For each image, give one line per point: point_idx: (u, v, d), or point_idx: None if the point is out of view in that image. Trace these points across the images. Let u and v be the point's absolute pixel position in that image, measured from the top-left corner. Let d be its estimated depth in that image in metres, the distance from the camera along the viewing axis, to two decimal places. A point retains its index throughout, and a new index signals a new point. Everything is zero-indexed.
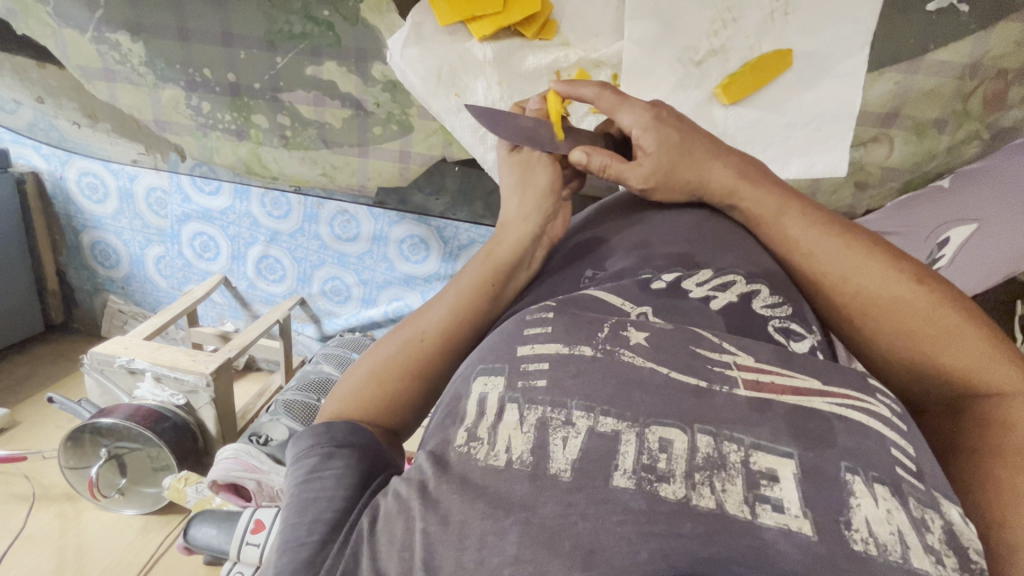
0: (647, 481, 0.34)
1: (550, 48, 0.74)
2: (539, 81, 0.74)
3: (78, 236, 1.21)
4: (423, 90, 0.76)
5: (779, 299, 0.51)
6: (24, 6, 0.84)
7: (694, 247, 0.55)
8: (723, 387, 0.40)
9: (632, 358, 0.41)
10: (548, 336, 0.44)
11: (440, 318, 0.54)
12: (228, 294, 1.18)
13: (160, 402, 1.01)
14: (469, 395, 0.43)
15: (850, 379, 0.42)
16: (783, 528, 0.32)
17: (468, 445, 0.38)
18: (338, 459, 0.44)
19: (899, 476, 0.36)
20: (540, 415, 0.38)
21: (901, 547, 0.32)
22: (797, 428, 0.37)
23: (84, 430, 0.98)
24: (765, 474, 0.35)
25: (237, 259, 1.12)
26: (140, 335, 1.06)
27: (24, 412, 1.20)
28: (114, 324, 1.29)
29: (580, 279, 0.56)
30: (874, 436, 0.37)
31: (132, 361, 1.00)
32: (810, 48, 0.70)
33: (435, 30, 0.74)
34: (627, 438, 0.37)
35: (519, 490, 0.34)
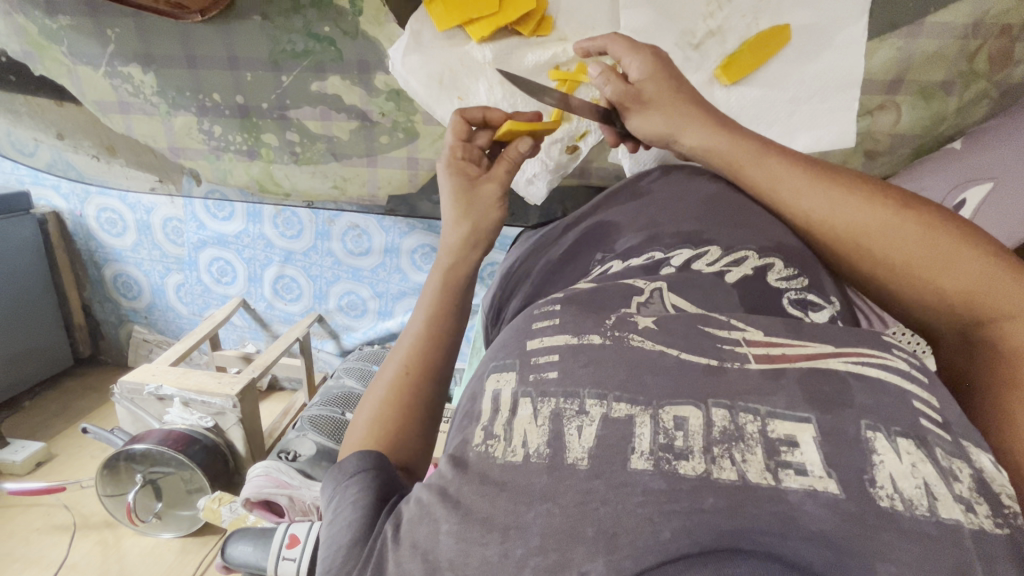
0: (666, 461, 0.34)
1: (548, 44, 0.73)
2: (540, 78, 0.74)
3: (100, 270, 1.25)
4: (426, 96, 0.78)
5: (795, 271, 0.50)
6: (40, 48, 0.87)
7: (703, 225, 0.54)
8: (734, 363, 0.40)
9: (642, 342, 0.42)
10: (555, 327, 0.45)
11: (412, 347, 0.55)
12: (248, 316, 1.21)
13: (190, 425, 1.03)
14: (482, 393, 0.44)
15: (862, 337, 0.42)
16: (809, 488, 0.32)
17: (485, 444, 0.39)
18: (356, 484, 0.43)
19: (922, 430, 0.35)
20: (553, 407, 0.39)
21: (927, 500, 0.32)
22: (811, 393, 0.37)
23: (120, 457, 1.01)
24: (784, 440, 0.35)
25: (253, 281, 1.15)
26: (167, 361, 1.08)
27: (60, 444, 1.23)
28: (140, 353, 1.32)
29: (590, 263, 0.56)
30: (891, 390, 0.37)
31: (160, 387, 1.02)
32: (808, 21, 0.70)
33: (432, 36, 0.74)
34: (641, 420, 0.37)
35: (539, 480, 0.35)
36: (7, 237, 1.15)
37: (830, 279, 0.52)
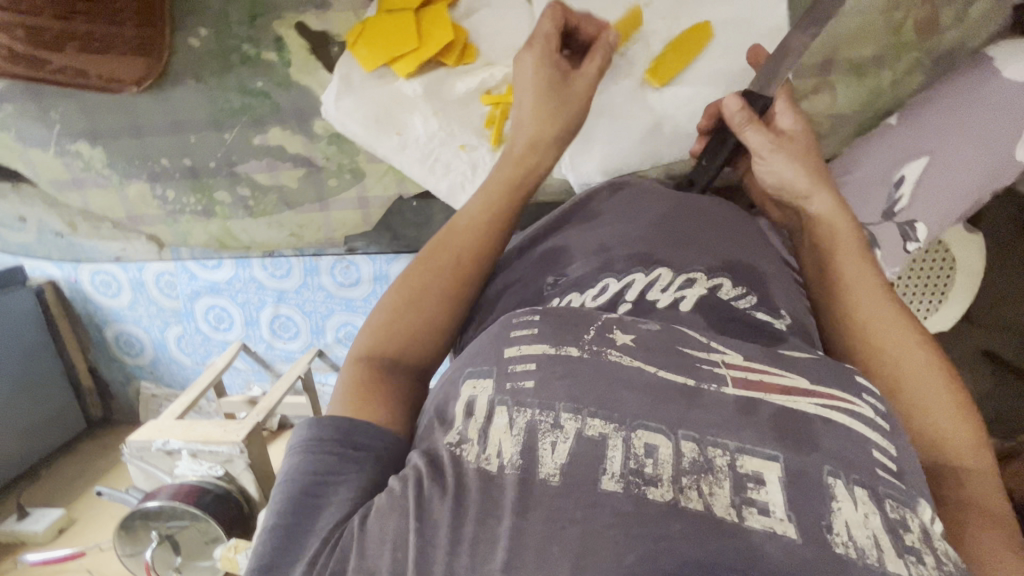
0: (635, 484, 0.33)
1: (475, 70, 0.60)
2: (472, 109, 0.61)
3: (102, 331, 1.26)
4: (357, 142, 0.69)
5: (742, 291, 0.48)
6: None
7: (652, 243, 0.51)
8: (712, 387, 0.39)
9: (619, 358, 0.40)
10: (533, 336, 0.43)
11: (428, 291, 0.50)
12: (250, 358, 1.21)
13: (201, 476, 1.03)
14: (458, 396, 0.43)
15: (839, 380, 0.40)
16: (770, 530, 0.31)
17: (457, 447, 0.38)
18: (337, 473, 0.39)
19: (878, 480, 0.35)
20: (528, 418, 0.37)
21: (876, 550, 0.31)
22: (781, 432, 0.36)
23: (136, 514, 1.01)
24: (751, 477, 0.34)
25: (250, 324, 1.15)
26: (173, 414, 1.06)
27: (80, 506, 1.20)
28: (149, 409, 1.32)
29: (542, 289, 0.53)
30: (856, 440, 0.36)
31: (167, 442, 1.01)
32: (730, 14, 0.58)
33: None
34: (614, 442, 0.36)
35: (507, 497, 0.33)
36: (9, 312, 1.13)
37: (781, 286, 0.50)
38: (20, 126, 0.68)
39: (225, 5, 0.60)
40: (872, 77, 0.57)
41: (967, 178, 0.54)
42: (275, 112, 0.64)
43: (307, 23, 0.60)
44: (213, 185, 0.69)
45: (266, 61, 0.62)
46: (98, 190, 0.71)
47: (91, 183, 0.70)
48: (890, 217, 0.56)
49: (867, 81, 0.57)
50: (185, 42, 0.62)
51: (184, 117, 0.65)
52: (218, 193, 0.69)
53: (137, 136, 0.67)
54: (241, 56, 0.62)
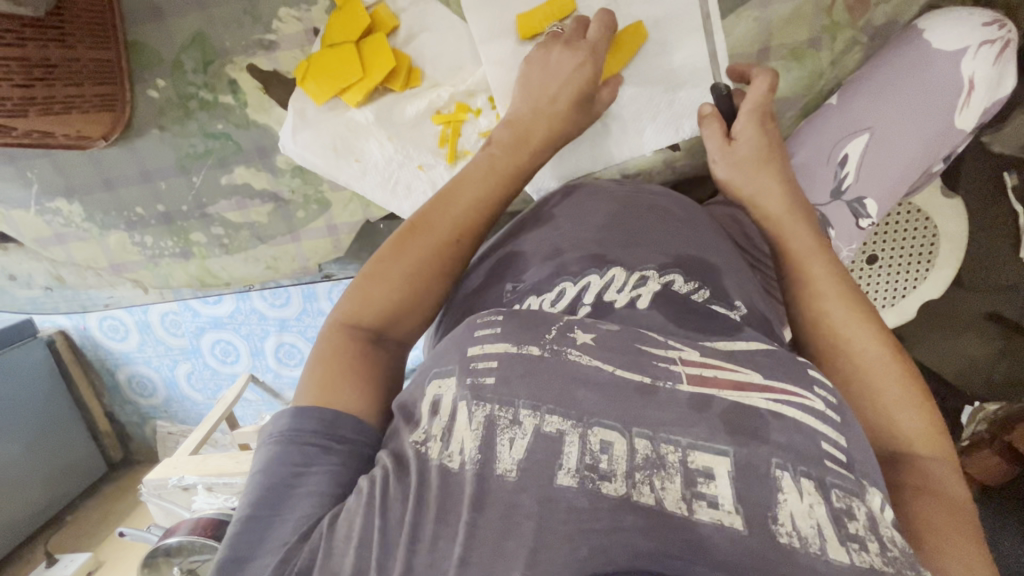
0: (590, 480, 0.31)
1: (421, 94, 0.61)
2: (422, 129, 0.63)
3: (114, 374, 1.22)
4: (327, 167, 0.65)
5: (695, 283, 0.47)
6: None
7: (603, 245, 0.51)
8: (666, 384, 0.35)
9: (580, 356, 0.37)
10: (497, 334, 0.38)
11: (428, 258, 0.47)
12: (259, 389, 1.21)
13: (218, 509, 1.01)
14: (423, 396, 0.39)
15: (788, 368, 0.39)
16: (718, 522, 0.30)
17: (422, 443, 0.35)
18: (316, 464, 0.37)
19: (827, 471, 0.33)
20: (487, 412, 0.34)
21: (819, 539, 0.30)
22: (732, 423, 0.34)
23: (155, 553, 0.93)
24: (702, 471, 0.32)
25: (256, 354, 1.09)
26: (186, 451, 1.08)
27: (107, 549, 1.22)
28: (168, 446, 1.30)
29: (503, 295, 0.51)
30: (803, 431, 0.35)
31: (183, 478, 1.03)
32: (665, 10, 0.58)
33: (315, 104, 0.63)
34: (570, 439, 0.33)
35: (466, 490, 0.32)
36: (19, 364, 1.12)
37: (733, 279, 0.50)
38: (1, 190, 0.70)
39: (178, 55, 0.62)
40: (810, 60, 0.58)
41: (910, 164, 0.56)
42: (238, 153, 0.66)
43: (258, 64, 0.62)
44: (189, 228, 0.71)
45: (223, 104, 0.64)
46: (80, 243, 0.73)
47: (73, 238, 0.73)
48: (840, 196, 0.58)
49: (807, 65, 0.58)
50: (143, 93, 0.64)
51: (152, 166, 0.68)
52: (195, 235, 0.72)
53: (110, 190, 0.70)
54: (199, 102, 0.64)
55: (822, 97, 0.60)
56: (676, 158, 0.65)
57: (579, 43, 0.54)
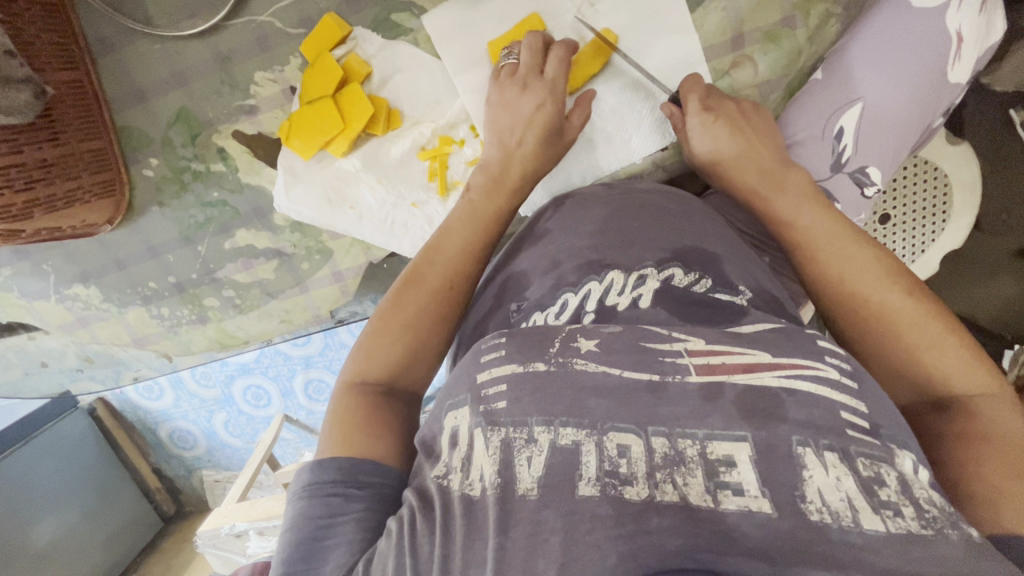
0: (612, 486, 0.30)
1: (405, 134, 0.62)
2: (411, 166, 0.63)
3: (155, 432, 1.22)
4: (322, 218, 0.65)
5: (694, 274, 0.46)
6: None
7: (600, 250, 0.50)
8: (675, 379, 0.34)
9: (584, 365, 0.36)
10: (502, 357, 0.38)
11: (419, 304, 0.49)
12: (295, 428, 1.23)
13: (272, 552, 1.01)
14: (441, 429, 0.39)
15: (799, 346, 0.37)
16: (745, 509, 0.29)
17: (444, 475, 0.35)
18: (343, 514, 0.36)
19: (849, 438, 0.32)
20: (502, 436, 0.33)
21: (851, 511, 0.29)
22: (746, 407, 0.33)
23: None
24: (722, 460, 0.31)
25: (287, 394, 1.09)
26: (234, 498, 1.06)
27: None
28: (217, 494, 1.32)
29: (508, 317, 0.50)
30: (822, 403, 0.33)
31: (234, 525, 1.01)
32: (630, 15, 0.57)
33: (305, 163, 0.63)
34: (587, 448, 0.32)
35: (490, 515, 0.30)
36: (66, 436, 1.15)
37: (735, 263, 0.50)
38: (21, 284, 0.73)
39: (166, 132, 0.64)
40: (787, 40, 0.57)
41: (904, 123, 0.54)
42: (237, 217, 0.68)
43: (242, 130, 0.63)
44: (201, 295, 0.73)
45: (216, 172, 0.65)
46: (102, 323, 0.76)
47: (94, 319, 0.76)
48: (840, 169, 0.56)
49: (785, 45, 0.57)
50: (139, 173, 0.66)
51: (157, 242, 0.70)
52: (207, 300, 0.73)
53: (122, 269, 0.72)
54: (192, 173, 0.65)
55: (805, 74, 0.58)
56: (665, 157, 0.64)
57: (536, 82, 0.54)
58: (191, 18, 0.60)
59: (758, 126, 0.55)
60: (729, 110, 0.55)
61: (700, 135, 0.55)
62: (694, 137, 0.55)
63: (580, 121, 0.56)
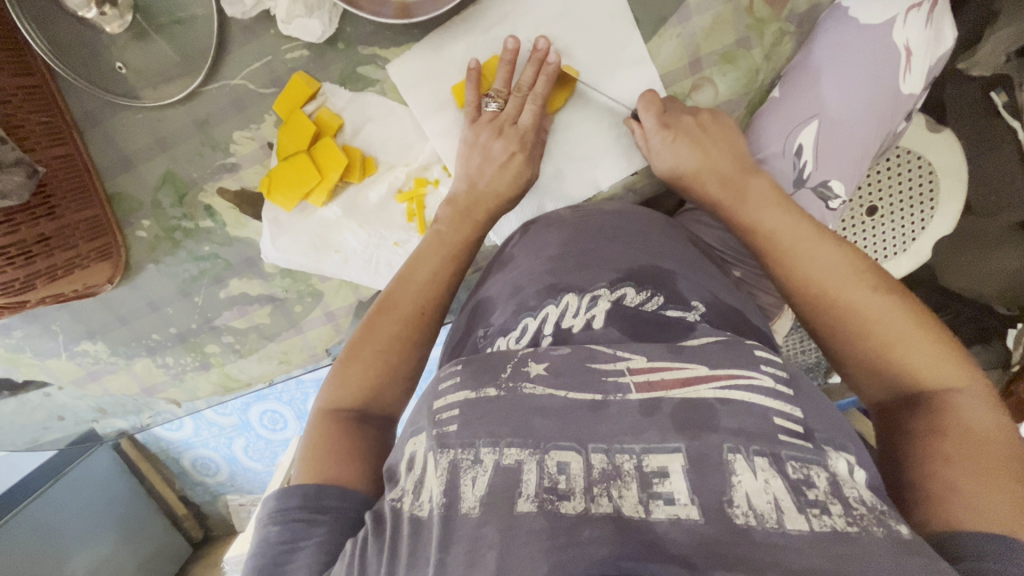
0: (549, 501, 0.33)
1: (381, 179, 0.64)
2: (390, 209, 0.65)
3: (177, 461, 1.24)
4: (310, 264, 0.68)
5: (648, 292, 0.48)
6: None
7: (558, 275, 0.51)
8: (616, 397, 0.39)
9: (533, 389, 0.40)
10: (457, 383, 0.42)
11: (392, 330, 0.51)
12: None
13: None
14: (402, 456, 0.41)
15: (738, 355, 0.41)
16: (674, 517, 0.32)
17: (398, 497, 0.38)
18: (305, 539, 0.38)
19: (779, 443, 0.35)
20: (450, 458, 0.37)
21: (776, 513, 0.31)
22: (681, 420, 0.36)
23: None
24: (656, 472, 0.34)
25: (303, 416, 1.12)
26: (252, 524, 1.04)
27: None
28: (241, 517, 1.36)
29: (477, 343, 0.51)
30: (755, 410, 0.37)
31: None
32: (587, 45, 0.58)
33: (291, 216, 0.66)
34: (528, 466, 0.36)
35: (434, 533, 0.33)
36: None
37: (690, 279, 0.51)
38: (34, 345, 0.76)
39: (155, 195, 0.67)
40: (744, 60, 0.58)
41: (858, 136, 0.57)
42: (228, 268, 0.70)
43: (226, 186, 0.66)
44: (202, 342, 0.75)
45: (205, 229, 0.68)
46: (111, 375, 0.79)
47: (104, 372, 0.79)
48: (803, 185, 0.57)
49: (741, 65, 0.58)
50: (133, 234, 0.68)
51: (156, 296, 0.72)
52: (208, 347, 0.76)
53: (125, 324, 0.75)
54: (183, 231, 0.68)
55: (763, 93, 0.60)
56: (636, 180, 0.65)
57: (511, 129, 0.58)
58: (167, 84, 0.62)
59: (716, 137, 0.55)
60: (687, 121, 0.56)
61: (660, 150, 0.55)
62: (656, 153, 0.56)
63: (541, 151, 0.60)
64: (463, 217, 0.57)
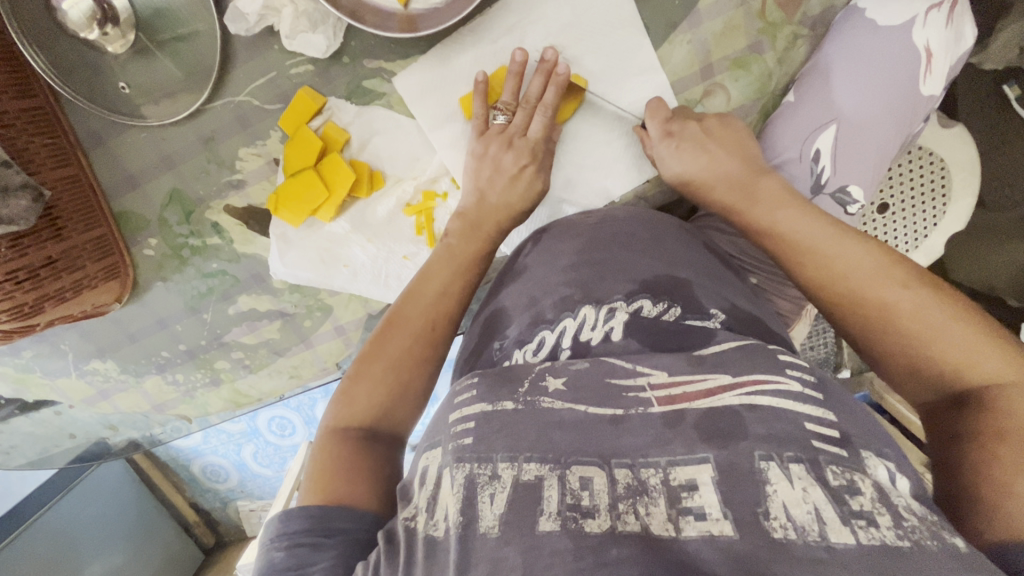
0: (572, 519, 0.32)
1: (389, 193, 0.64)
2: (400, 223, 0.65)
3: (188, 468, 1.25)
4: (317, 278, 0.67)
5: (665, 303, 0.48)
6: None
7: (575, 285, 0.51)
8: (637, 410, 0.38)
9: (552, 404, 0.39)
10: (473, 396, 0.42)
11: (402, 346, 0.50)
12: None
13: None
14: (416, 473, 0.41)
15: (759, 362, 0.41)
16: (706, 534, 0.31)
17: (412, 517, 0.37)
18: (313, 564, 0.38)
19: (816, 448, 0.35)
20: (466, 473, 0.36)
21: (818, 525, 0.30)
22: (707, 431, 0.36)
23: None
24: (684, 486, 0.34)
25: (311, 422, 1.11)
26: None
27: None
28: (253, 523, 1.36)
29: (492, 356, 0.51)
30: (784, 416, 0.36)
31: None
32: (597, 54, 0.57)
33: (299, 231, 0.65)
34: (550, 482, 0.35)
35: (453, 554, 0.33)
36: (103, 479, 1.17)
37: (707, 287, 0.51)
38: (43, 365, 0.76)
39: (161, 213, 0.66)
40: (756, 65, 0.57)
41: (879, 136, 0.56)
42: (237, 284, 0.70)
43: (233, 204, 0.65)
44: (212, 359, 0.75)
45: (212, 246, 0.67)
46: (122, 393, 0.79)
47: (115, 390, 0.78)
48: (821, 191, 0.57)
49: (754, 70, 0.57)
50: (140, 253, 0.68)
51: (164, 314, 0.72)
52: (218, 363, 0.75)
53: (134, 342, 0.74)
54: (190, 249, 0.68)
55: (777, 97, 0.59)
56: (647, 189, 0.64)
57: (520, 142, 0.57)
58: (171, 99, 0.61)
59: (725, 140, 0.54)
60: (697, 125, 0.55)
61: (670, 155, 0.55)
62: (664, 160, 0.55)
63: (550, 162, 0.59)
64: (472, 232, 0.57)
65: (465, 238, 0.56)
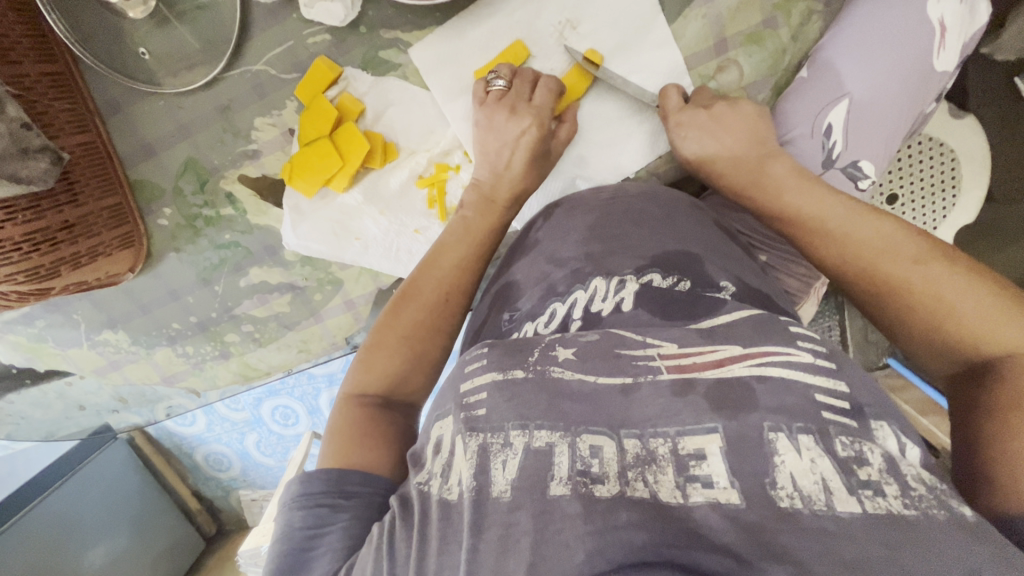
0: (583, 485, 0.32)
1: (402, 164, 0.64)
2: (412, 194, 0.65)
3: (191, 455, 1.25)
4: (331, 250, 0.68)
5: (675, 276, 0.48)
6: None
7: (591, 258, 0.51)
8: (647, 378, 0.38)
9: (561, 373, 0.39)
10: (483, 365, 0.41)
11: (418, 316, 0.51)
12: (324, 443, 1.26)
13: None
14: (428, 439, 0.41)
15: (770, 334, 0.40)
16: (713, 501, 0.31)
17: (426, 482, 0.37)
18: (330, 524, 0.38)
19: (825, 422, 0.34)
20: (480, 442, 0.36)
21: (825, 495, 0.31)
22: (719, 401, 0.35)
23: None
24: (693, 454, 0.34)
25: (314, 412, 1.11)
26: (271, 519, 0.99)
27: None
28: (254, 510, 1.36)
29: (501, 326, 0.52)
30: (795, 390, 0.35)
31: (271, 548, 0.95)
32: (612, 28, 0.58)
33: (312, 203, 0.66)
34: (560, 449, 0.35)
35: (465, 517, 0.33)
36: (110, 459, 1.17)
37: (717, 263, 0.50)
38: (56, 336, 0.76)
39: (177, 182, 0.67)
40: (770, 40, 0.58)
41: (895, 104, 0.56)
42: (249, 257, 0.70)
43: (248, 173, 0.66)
44: (222, 332, 0.75)
45: (227, 217, 0.68)
46: (133, 364, 0.79)
47: (125, 362, 0.79)
48: (832, 165, 0.57)
49: (768, 45, 0.58)
50: (156, 223, 0.69)
51: (176, 285, 0.72)
52: (228, 336, 0.76)
53: (147, 313, 0.75)
54: (204, 219, 0.68)
55: (790, 73, 0.59)
56: (659, 164, 0.64)
57: (524, 107, 0.56)
58: (189, 70, 0.62)
59: (738, 123, 0.55)
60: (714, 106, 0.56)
61: (688, 137, 0.56)
62: (686, 138, 0.56)
63: (566, 135, 0.59)
64: (487, 201, 0.57)
65: (481, 212, 0.57)
